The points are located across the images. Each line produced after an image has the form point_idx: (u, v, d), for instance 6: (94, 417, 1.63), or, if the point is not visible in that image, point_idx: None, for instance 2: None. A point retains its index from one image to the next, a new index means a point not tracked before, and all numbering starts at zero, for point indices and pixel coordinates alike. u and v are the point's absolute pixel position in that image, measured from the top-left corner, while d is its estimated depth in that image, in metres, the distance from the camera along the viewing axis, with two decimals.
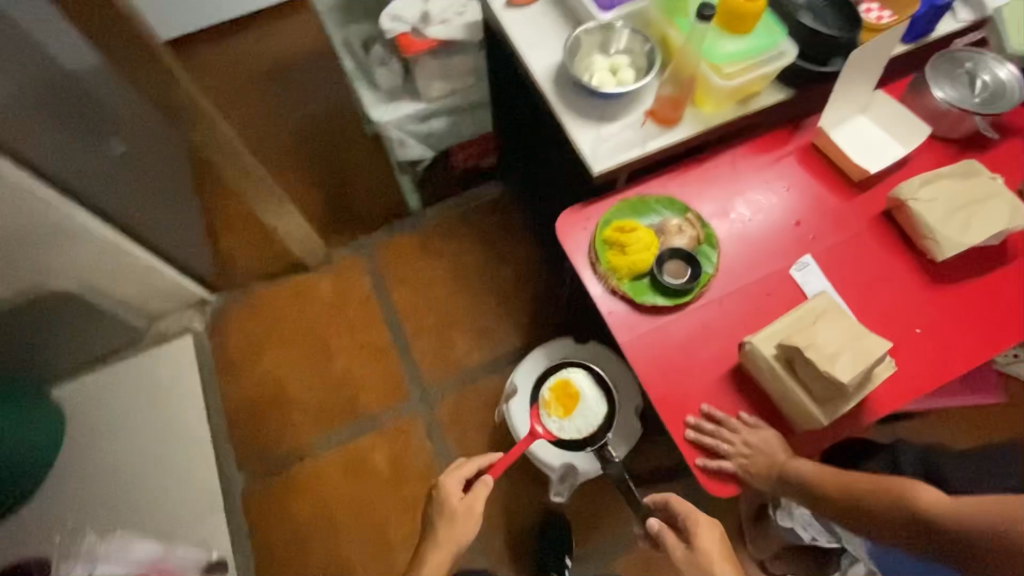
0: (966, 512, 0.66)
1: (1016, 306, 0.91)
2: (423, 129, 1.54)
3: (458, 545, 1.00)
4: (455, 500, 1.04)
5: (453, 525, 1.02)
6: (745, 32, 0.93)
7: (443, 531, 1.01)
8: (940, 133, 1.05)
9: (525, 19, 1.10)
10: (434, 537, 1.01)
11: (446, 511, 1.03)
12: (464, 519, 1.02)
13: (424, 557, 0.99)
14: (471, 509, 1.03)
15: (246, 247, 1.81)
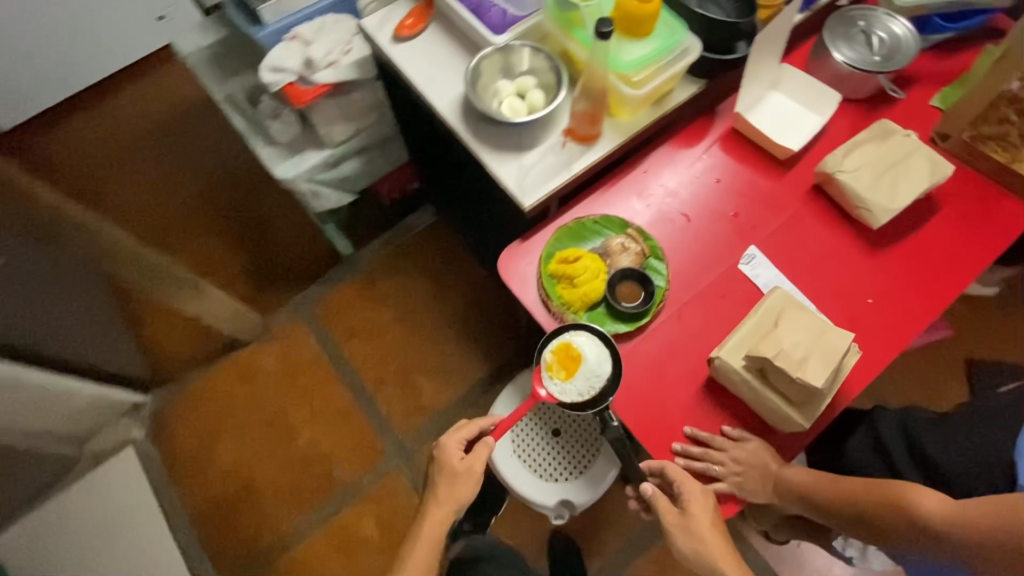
0: (955, 513, 0.70)
1: (952, 254, 0.94)
2: (335, 176, 1.43)
3: (456, 506, 0.95)
4: (453, 455, 0.98)
5: (450, 484, 0.96)
6: (646, 35, 0.89)
7: (441, 488, 0.96)
8: (848, 96, 1.06)
9: (419, 55, 1.04)
10: (432, 497, 0.96)
11: (444, 471, 0.97)
12: (463, 478, 0.96)
13: (424, 517, 0.94)
14: (471, 469, 0.96)
15: (171, 334, 1.65)
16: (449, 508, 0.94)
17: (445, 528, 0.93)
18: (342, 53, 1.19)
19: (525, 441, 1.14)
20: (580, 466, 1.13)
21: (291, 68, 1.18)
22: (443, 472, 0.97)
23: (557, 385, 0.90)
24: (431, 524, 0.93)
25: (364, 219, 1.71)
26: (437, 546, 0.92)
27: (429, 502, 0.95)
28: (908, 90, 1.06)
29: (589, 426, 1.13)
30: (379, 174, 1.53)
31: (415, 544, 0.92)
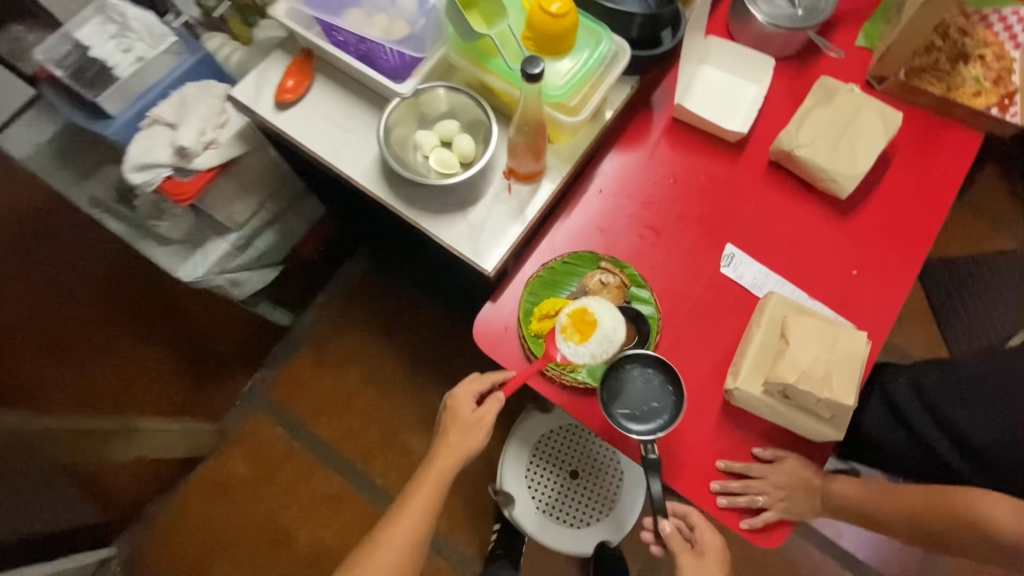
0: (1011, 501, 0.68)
1: (920, 201, 0.91)
2: (251, 256, 1.25)
3: (458, 461, 0.88)
4: (462, 404, 0.89)
5: (455, 436, 0.89)
6: (568, 50, 0.78)
7: (444, 439, 0.89)
8: (778, 54, 0.99)
9: (313, 120, 0.88)
10: (436, 450, 0.90)
11: (455, 421, 0.89)
12: (469, 431, 0.88)
13: (428, 467, 0.89)
14: (480, 422, 0.89)
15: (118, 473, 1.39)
16: (451, 462, 0.87)
17: (446, 482, 0.88)
18: (217, 129, 1.01)
19: (545, 492, 1.08)
20: (609, 502, 1.07)
21: (162, 161, 0.97)
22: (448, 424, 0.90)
23: (567, 347, 0.80)
24: (432, 477, 0.87)
25: (298, 284, 1.53)
26: (438, 499, 0.88)
27: (432, 456, 0.89)
28: (834, 36, 1.01)
29: (605, 459, 1.08)
30: (298, 237, 1.36)
31: (416, 497, 0.88)
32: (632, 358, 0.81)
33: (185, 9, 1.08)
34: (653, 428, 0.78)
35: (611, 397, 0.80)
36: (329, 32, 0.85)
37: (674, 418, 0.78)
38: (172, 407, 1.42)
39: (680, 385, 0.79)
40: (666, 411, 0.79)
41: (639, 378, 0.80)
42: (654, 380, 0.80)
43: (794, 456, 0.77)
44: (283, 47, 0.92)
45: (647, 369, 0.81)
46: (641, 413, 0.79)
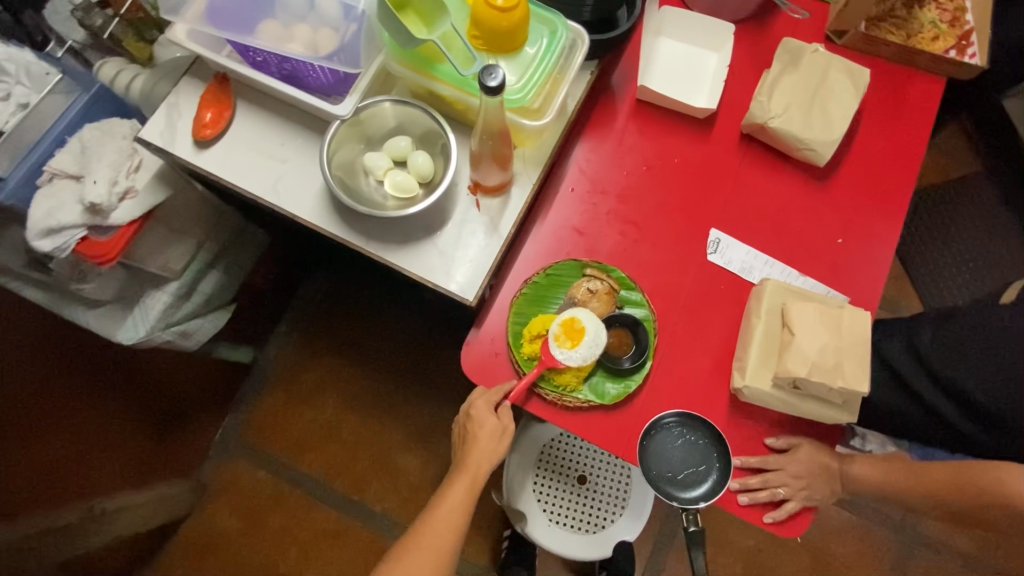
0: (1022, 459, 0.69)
1: (895, 157, 0.89)
2: (196, 301, 1.13)
3: (480, 478, 0.79)
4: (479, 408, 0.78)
5: (478, 450, 0.79)
6: (523, 44, 0.71)
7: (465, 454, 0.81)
8: (734, 18, 0.94)
9: (242, 155, 0.77)
10: (457, 465, 0.81)
11: (482, 431, 0.78)
12: (492, 442, 0.79)
13: (448, 486, 0.80)
14: (503, 431, 0.79)
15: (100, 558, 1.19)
16: (474, 477, 0.79)
17: (470, 501, 0.79)
18: (131, 174, 0.88)
19: (555, 502, 1.04)
20: (620, 501, 1.05)
21: (72, 223, 0.84)
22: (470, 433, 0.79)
23: (560, 354, 0.75)
24: (452, 500, 0.79)
25: (254, 318, 1.41)
26: (458, 523, 0.79)
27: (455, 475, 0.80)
28: None
29: (609, 458, 1.06)
30: (246, 272, 1.24)
31: (432, 519, 0.79)
32: (675, 420, 0.77)
33: (67, 34, 0.89)
34: (695, 495, 0.76)
35: (654, 461, 0.76)
36: (245, 52, 0.74)
37: (718, 486, 0.75)
38: (142, 469, 1.25)
39: (727, 451, 0.75)
40: (710, 477, 0.76)
41: (682, 441, 0.77)
42: (698, 444, 0.77)
43: (807, 442, 0.76)
44: (192, 73, 0.80)
45: (691, 433, 0.77)
46: (683, 478, 0.76)
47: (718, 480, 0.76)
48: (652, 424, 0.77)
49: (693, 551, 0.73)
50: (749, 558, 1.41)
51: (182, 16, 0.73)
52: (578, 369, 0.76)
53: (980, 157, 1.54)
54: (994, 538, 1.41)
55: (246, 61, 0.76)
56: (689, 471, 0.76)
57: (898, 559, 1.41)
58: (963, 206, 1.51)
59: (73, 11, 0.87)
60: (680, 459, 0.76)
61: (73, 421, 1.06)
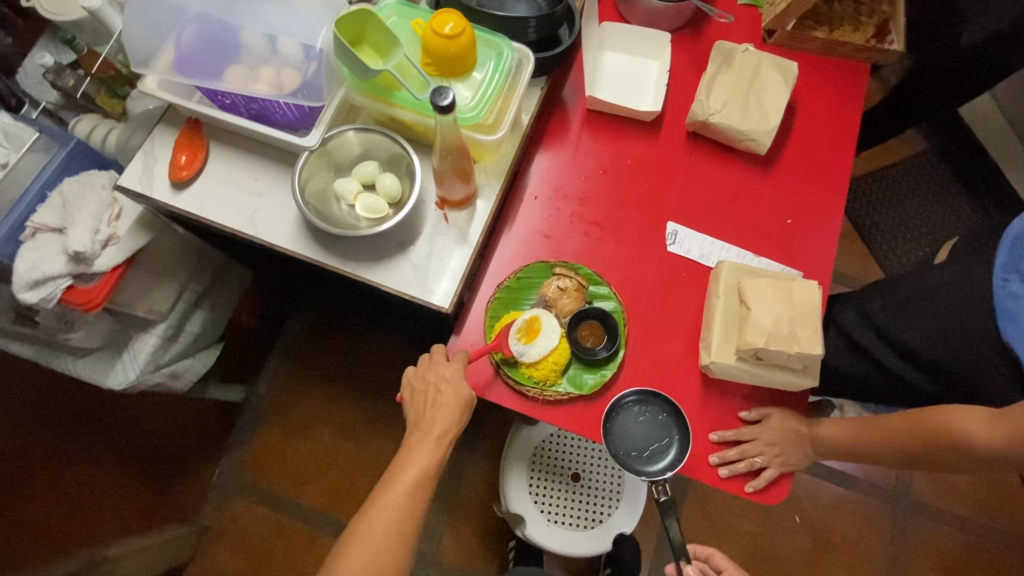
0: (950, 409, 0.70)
1: (831, 140, 0.96)
2: (184, 342, 1.15)
3: (450, 440, 0.77)
4: (444, 365, 0.79)
5: (442, 414, 0.77)
6: (472, 66, 0.76)
7: (429, 419, 0.77)
8: (671, 28, 1.01)
9: (217, 194, 0.81)
10: (421, 432, 0.76)
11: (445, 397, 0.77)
12: (457, 408, 0.77)
13: (411, 448, 0.76)
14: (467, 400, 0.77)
15: None
16: (443, 446, 0.76)
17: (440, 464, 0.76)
18: (113, 222, 0.92)
19: (552, 502, 1.06)
20: (614, 494, 1.08)
21: (57, 272, 0.87)
22: (433, 395, 0.78)
23: (517, 350, 0.80)
24: (422, 461, 0.74)
25: (243, 357, 1.43)
26: (430, 483, 0.75)
27: (416, 434, 0.77)
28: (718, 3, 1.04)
29: (601, 453, 1.09)
30: (230, 311, 1.27)
31: (402, 478, 0.73)
32: (635, 399, 0.81)
33: (41, 96, 0.96)
34: (660, 468, 0.79)
35: (619, 441, 0.80)
36: (214, 96, 0.79)
37: (680, 456, 0.79)
38: (141, 518, 1.25)
39: (687, 426, 0.79)
40: (672, 449, 0.80)
41: (644, 418, 0.80)
42: (659, 419, 0.80)
43: (777, 411, 0.80)
44: (166, 121, 0.85)
45: (651, 410, 0.81)
46: (647, 453, 0.80)
47: (679, 455, 0.79)
48: (613, 405, 0.81)
49: (667, 521, 0.77)
50: (751, 543, 1.43)
51: (152, 70, 0.77)
52: (555, 362, 0.80)
53: (924, 137, 1.63)
54: (984, 499, 1.45)
55: (216, 104, 0.81)
56: (653, 448, 0.80)
57: (896, 529, 1.45)
58: (913, 182, 1.60)
59: (46, 74, 0.92)
60: (642, 435, 0.80)
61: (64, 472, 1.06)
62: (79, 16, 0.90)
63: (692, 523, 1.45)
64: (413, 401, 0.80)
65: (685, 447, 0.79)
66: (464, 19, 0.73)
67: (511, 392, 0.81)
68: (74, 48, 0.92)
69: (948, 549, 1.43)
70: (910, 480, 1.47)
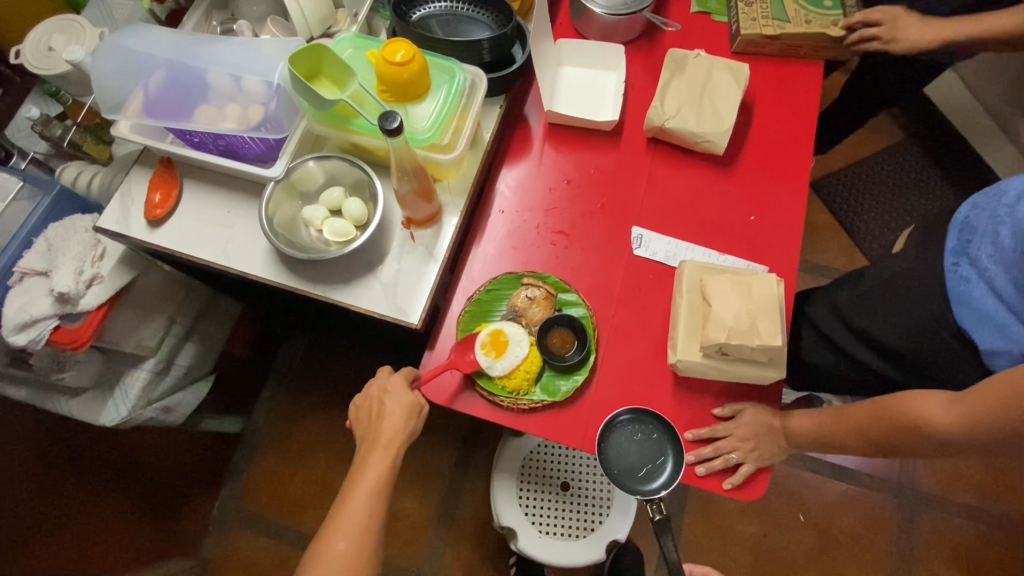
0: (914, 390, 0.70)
1: (791, 136, 0.98)
2: (175, 375, 1.18)
3: (400, 447, 0.79)
4: (387, 379, 0.82)
5: (387, 424, 0.79)
6: (426, 91, 0.80)
7: (376, 430, 0.79)
8: (626, 40, 1.05)
9: (191, 228, 0.84)
10: (370, 444, 0.79)
11: (387, 404, 0.80)
12: (405, 416, 0.80)
13: (361, 462, 0.78)
14: (412, 408, 0.80)
15: None
16: (394, 454, 0.78)
17: (390, 472, 0.77)
18: (96, 263, 0.95)
19: (543, 513, 1.06)
20: (605, 500, 1.07)
21: (44, 314, 0.90)
22: (377, 406, 0.80)
23: (486, 363, 0.81)
24: (374, 472, 0.76)
25: (237, 387, 1.46)
26: (385, 493, 0.76)
27: (365, 448, 0.79)
28: (672, 14, 1.07)
29: (589, 461, 1.09)
30: (221, 343, 1.30)
31: (358, 491, 0.75)
32: (629, 417, 0.81)
33: (31, 147, 1.00)
34: (656, 487, 0.79)
35: (613, 460, 0.79)
36: (183, 136, 0.83)
37: (676, 473, 0.78)
38: (142, 554, 1.26)
39: (679, 442, 0.79)
40: (668, 466, 0.79)
41: (638, 436, 0.80)
42: (653, 437, 0.80)
43: (750, 405, 0.80)
44: (141, 162, 0.88)
45: (644, 427, 0.80)
46: (642, 473, 0.79)
47: (674, 473, 0.78)
48: (608, 423, 0.80)
49: (662, 539, 0.74)
50: (756, 546, 1.41)
51: (126, 114, 0.82)
52: (526, 370, 0.81)
53: (901, 126, 1.65)
54: (991, 487, 1.43)
55: (187, 143, 0.84)
56: (648, 467, 0.79)
57: (903, 523, 1.42)
58: (892, 172, 1.61)
59: (33, 125, 0.95)
60: (636, 454, 0.79)
61: (64, 512, 1.07)
62: (64, 70, 0.90)
63: (695, 528, 1.43)
64: (360, 419, 0.82)
65: (680, 466, 0.79)
66: (414, 47, 0.76)
67: (483, 403, 0.82)
68: (59, 99, 0.95)
69: (960, 540, 1.41)
70: (914, 471, 1.45)
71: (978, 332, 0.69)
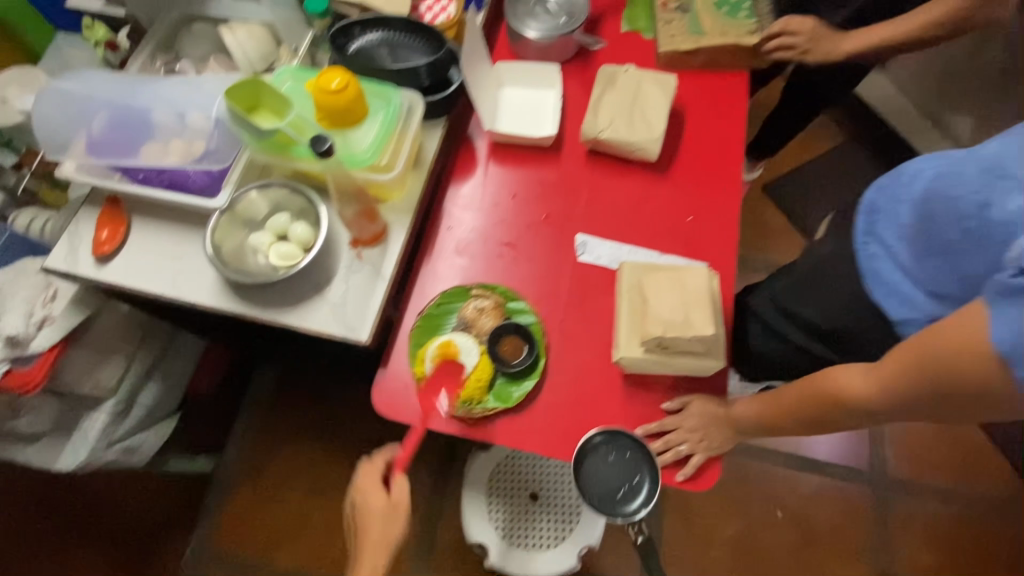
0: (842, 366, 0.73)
1: (722, 140, 1.03)
2: (137, 417, 1.16)
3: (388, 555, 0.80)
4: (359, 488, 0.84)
5: (372, 538, 0.80)
6: (365, 115, 0.83)
7: (363, 544, 0.81)
8: (562, 61, 1.10)
9: (140, 262, 0.86)
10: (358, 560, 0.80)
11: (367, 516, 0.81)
12: (385, 518, 0.81)
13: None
14: (389, 509, 0.81)
15: None
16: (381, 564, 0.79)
17: None
18: (47, 304, 0.95)
19: (514, 525, 1.06)
20: (574, 508, 1.07)
21: None
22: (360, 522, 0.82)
23: (436, 376, 0.83)
24: None
25: (206, 425, 1.44)
26: None
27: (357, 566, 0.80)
28: (606, 36, 1.13)
29: (556, 469, 1.09)
30: (184, 380, 1.28)
31: None
32: (604, 440, 0.80)
33: None
34: (636, 505, 0.80)
35: (591, 484, 0.79)
36: (129, 172, 0.85)
37: (652, 491, 0.79)
38: None
39: (654, 462, 0.79)
40: (644, 484, 0.80)
41: (614, 458, 0.79)
42: (628, 458, 0.80)
43: (697, 398, 0.82)
44: (89, 202, 0.90)
45: (619, 448, 0.80)
46: (621, 494, 0.80)
47: (650, 491, 0.79)
48: (583, 449, 0.79)
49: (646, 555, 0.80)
50: (737, 546, 1.41)
51: (72, 154, 0.83)
52: (478, 380, 0.83)
53: (840, 129, 1.74)
54: (958, 468, 1.46)
55: (133, 180, 0.86)
56: (626, 488, 0.80)
57: (879, 511, 1.43)
58: (835, 172, 1.69)
59: None
60: (613, 477, 0.79)
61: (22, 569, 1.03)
62: (16, 119, 0.92)
63: (676, 533, 1.43)
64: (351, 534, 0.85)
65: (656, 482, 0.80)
66: (349, 75, 0.80)
67: (439, 415, 0.83)
68: (13, 148, 1.01)
69: (935, 523, 1.42)
70: (883, 458, 1.47)
71: (886, 304, 0.71)
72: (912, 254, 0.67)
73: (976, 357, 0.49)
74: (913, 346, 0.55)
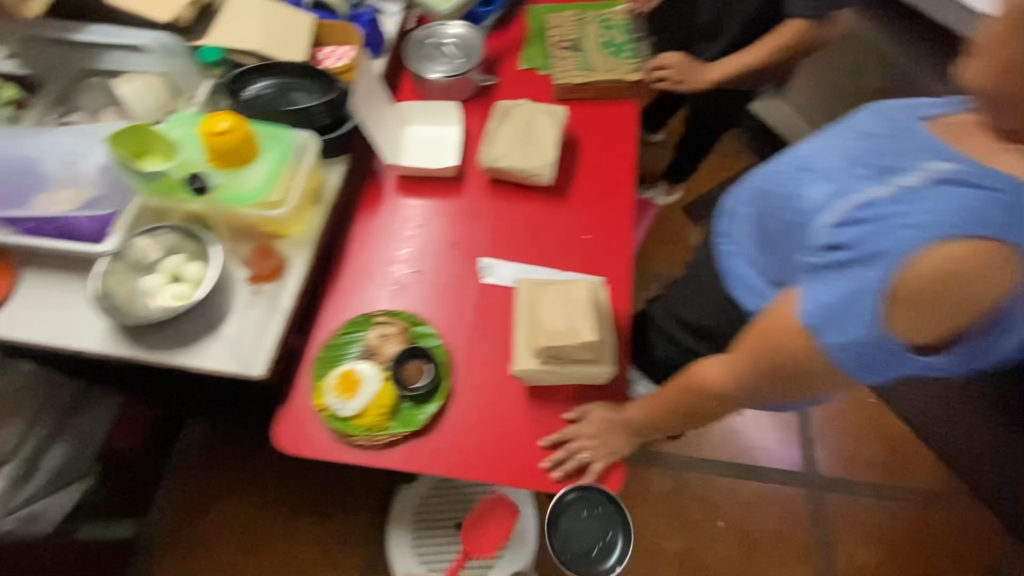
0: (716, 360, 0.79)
1: (615, 163, 1.10)
2: (40, 482, 1.10)
3: None
4: None
5: None
6: (256, 155, 0.85)
7: None
8: (464, 98, 1.16)
9: (27, 312, 0.84)
10: None
11: None
12: None
13: None
14: None
15: None
16: None
17: None
18: None
19: (440, 558, 1.04)
20: (502, 536, 1.06)
21: None
22: None
23: (336, 406, 0.83)
24: None
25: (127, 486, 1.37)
26: None
27: None
28: (506, 75, 1.20)
29: (480, 496, 1.08)
30: (103, 437, 1.21)
31: None
32: (576, 497, 0.86)
33: None
34: (610, 560, 0.87)
35: (568, 541, 0.87)
36: (15, 223, 0.84)
37: (624, 546, 0.86)
38: None
39: (624, 517, 0.86)
40: (618, 539, 0.87)
41: (586, 514, 0.86)
42: (602, 513, 0.86)
43: (597, 405, 0.83)
44: None
45: (591, 505, 0.86)
46: (596, 548, 0.88)
47: (622, 545, 0.87)
48: (559, 508, 0.86)
49: None
50: (683, 561, 1.41)
51: None
52: (379, 406, 0.84)
53: (748, 152, 1.87)
54: (887, 463, 1.51)
55: (19, 230, 0.85)
56: (603, 543, 0.88)
57: (815, 512, 1.45)
58: None
59: None
60: (587, 532, 0.86)
61: None
62: None
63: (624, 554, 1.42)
64: None
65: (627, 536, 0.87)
66: (238, 117, 0.82)
67: (342, 446, 0.83)
68: None
69: (871, 519, 1.45)
70: (814, 459, 1.51)
71: (739, 296, 0.76)
72: (755, 246, 0.73)
73: (792, 333, 0.55)
74: (749, 330, 0.60)
